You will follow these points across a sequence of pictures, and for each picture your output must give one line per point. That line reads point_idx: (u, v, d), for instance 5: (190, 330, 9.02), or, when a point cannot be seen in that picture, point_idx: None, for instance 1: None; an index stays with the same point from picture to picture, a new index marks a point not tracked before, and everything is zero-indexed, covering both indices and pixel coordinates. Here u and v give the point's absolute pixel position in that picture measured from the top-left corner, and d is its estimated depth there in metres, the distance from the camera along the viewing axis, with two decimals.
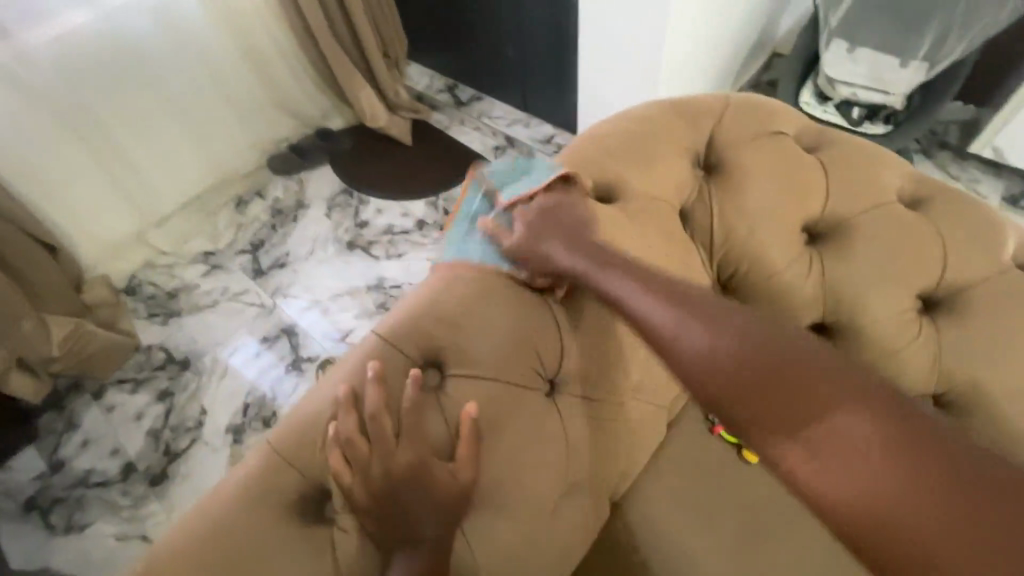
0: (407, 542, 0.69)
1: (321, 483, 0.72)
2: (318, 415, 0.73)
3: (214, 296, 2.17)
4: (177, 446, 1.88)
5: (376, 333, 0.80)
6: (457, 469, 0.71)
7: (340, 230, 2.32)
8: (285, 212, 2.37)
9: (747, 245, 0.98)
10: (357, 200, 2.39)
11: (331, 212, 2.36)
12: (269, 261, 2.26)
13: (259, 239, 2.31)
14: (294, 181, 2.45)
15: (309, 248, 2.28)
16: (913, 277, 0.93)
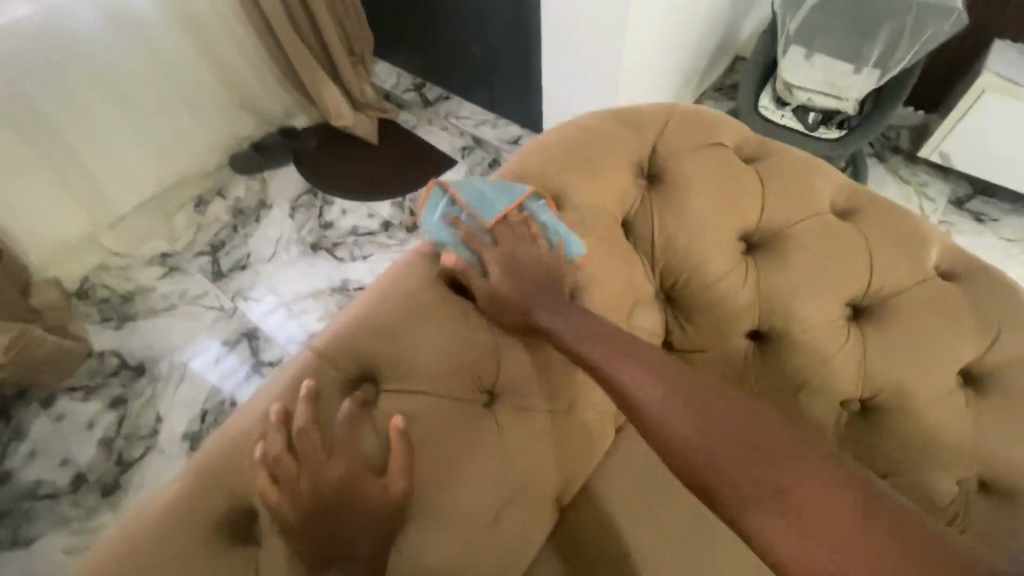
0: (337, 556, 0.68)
1: (245, 503, 0.71)
2: (248, 432, 0.73)
3: (171, 300, 2.11)
4: (130, 455, 1.82)
5: (310, 349, 0.79)
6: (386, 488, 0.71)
7: (303, 232, 2.28)
8: (246, 213, 2.32)
9: (686, 254, 1.00)
10: (320, 200, 2.34)
11: (294, 213, 2.32)
12: (228, 263, 2.20)
13: (219, 240, 2.25)
14: (257, 180, 2.40)
15: (272, 249, 2.24)
16: (842, 285, 0.96)
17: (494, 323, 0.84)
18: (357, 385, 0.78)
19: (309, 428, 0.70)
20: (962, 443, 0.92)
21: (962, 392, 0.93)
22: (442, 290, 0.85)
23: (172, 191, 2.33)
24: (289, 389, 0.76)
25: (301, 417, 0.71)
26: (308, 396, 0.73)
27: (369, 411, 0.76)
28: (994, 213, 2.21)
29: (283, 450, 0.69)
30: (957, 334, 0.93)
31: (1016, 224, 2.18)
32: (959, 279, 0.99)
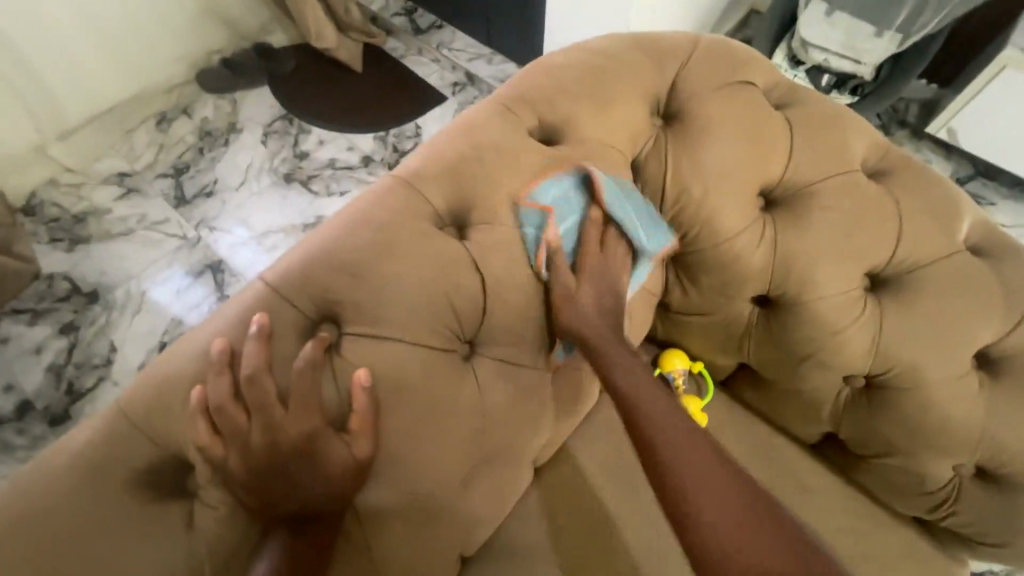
0: (283, 517, 0.60)
1: (177, 455, 0.61)
2: (185, 374, 0.62)
3: (129, 226, 1.82)
4: (82, 384, 1.62)
5: (262, 282, 0.67)
6: (348, 450, 0.63)
7: (276, 159, 2.00)
8: (214, 135, 2.00)
9: (700, 206, 0.89)
10: (296, 128, 2.05)
11: (267, 138, 2.02)
12: (193, 189, 1.91)
13: (185, 162, 1.95)
14: (227, 102, 2.07)
15: (241, 176, 1.95)
16: (865, 252, 0.88)
17: (481, 267, 0.73)
18: (317, 326, 0.67)
19: (259, 373, 0.60)
20: (967, 429, 0.87)
21: (977, 376, 0.88)
22: (424, 223, 0.73)
23: (135, 102, 1.99)
24: (234, 326, 0.64)
25: (250, 360, 0.61)
26: (261, 337, 0.62)
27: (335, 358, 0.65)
28: (991, 197, 2.14)
29: (227, 399, 0.59)
30: (981, 314, 0.86)
31: (1009, 211, 2.12)
32: (987, 255, 0.91)
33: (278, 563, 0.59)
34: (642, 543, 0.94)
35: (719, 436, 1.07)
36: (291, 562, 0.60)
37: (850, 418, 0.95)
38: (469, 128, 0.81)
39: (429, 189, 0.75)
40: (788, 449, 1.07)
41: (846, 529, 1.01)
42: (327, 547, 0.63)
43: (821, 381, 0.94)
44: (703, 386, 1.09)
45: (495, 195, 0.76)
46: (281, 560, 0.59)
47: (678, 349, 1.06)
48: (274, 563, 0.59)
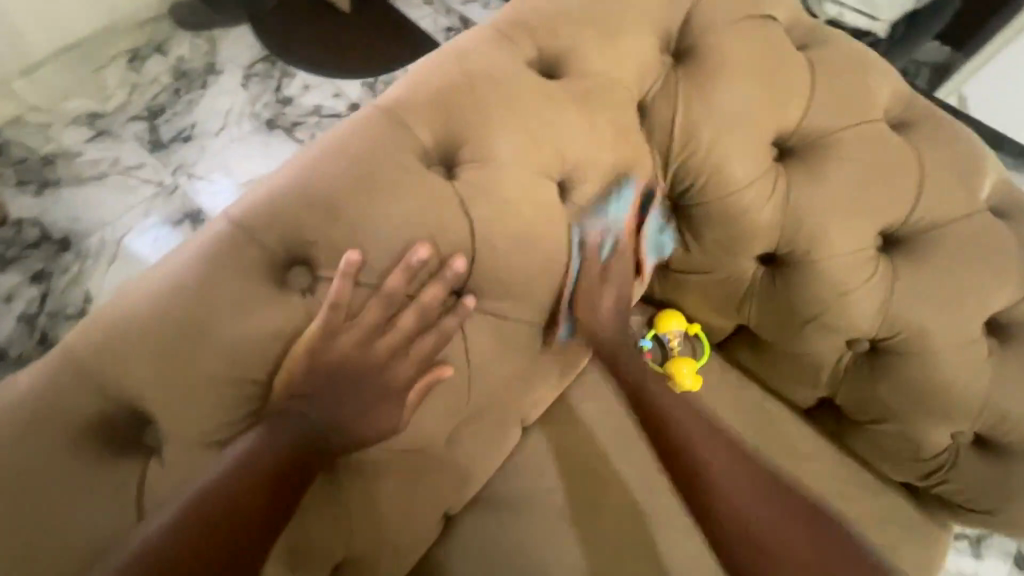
0: (267, 428, 0.57)
1: (127, 405, 0.54)
2: (134, 321, 0.55)
3: (103, 170, 1.44)
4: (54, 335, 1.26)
5: (226, 219, 0.59)
6: (336, 399, 0.60)
7: (257, 104, 1.60)
8: (191, 75, 1.58)
9: (709, 155, 0.82)
10: (280, 70, 1.64)
11: (248, 80, 1.61)
12: (170, 133, 1.51)
13: (158, 104, 1.53)
14: (204, 40, 1.62)
15: (220, 122, 1.55)
16: (882, 210, 0.83)
17: (471, 211, 0.66)
18: (286, 271, 0.59)
19: (251, 304, 0.57)
20: (969, 395, 0.85)
21: (986, 343, 0.85)
22: (408, 159, 0.65)
23: (100, 36, 1.54)
24: (192, 268, 0.57)
25: (227, 297, 0.56)
26: (350, 275, 0.58)
27: (364, 296, 0.60)
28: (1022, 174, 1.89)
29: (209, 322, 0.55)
30: (995, 278, 0.82)
31: None
32: (1007, 217, 0.87)
33: (245, 467, 0.55)
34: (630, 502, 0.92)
35: (712, 399, 1.03)
36: (259, 460, 0.56)
37: (850, 383, 0.92)
38: (461, 55, 0.72)
39: (416, 121, 0.67)
40: (781, 414, 1.04)
41: (834, 494, 1.00)
42: (305, 477, 0.59)
43: (824, 344, 0.90)
44: (698, 348, 1.05)
45: (489, 132, 0.69)
46: (250, 465, 0.55)
47: (676, 309, 1.01)
48: (239, 464, 0.55)
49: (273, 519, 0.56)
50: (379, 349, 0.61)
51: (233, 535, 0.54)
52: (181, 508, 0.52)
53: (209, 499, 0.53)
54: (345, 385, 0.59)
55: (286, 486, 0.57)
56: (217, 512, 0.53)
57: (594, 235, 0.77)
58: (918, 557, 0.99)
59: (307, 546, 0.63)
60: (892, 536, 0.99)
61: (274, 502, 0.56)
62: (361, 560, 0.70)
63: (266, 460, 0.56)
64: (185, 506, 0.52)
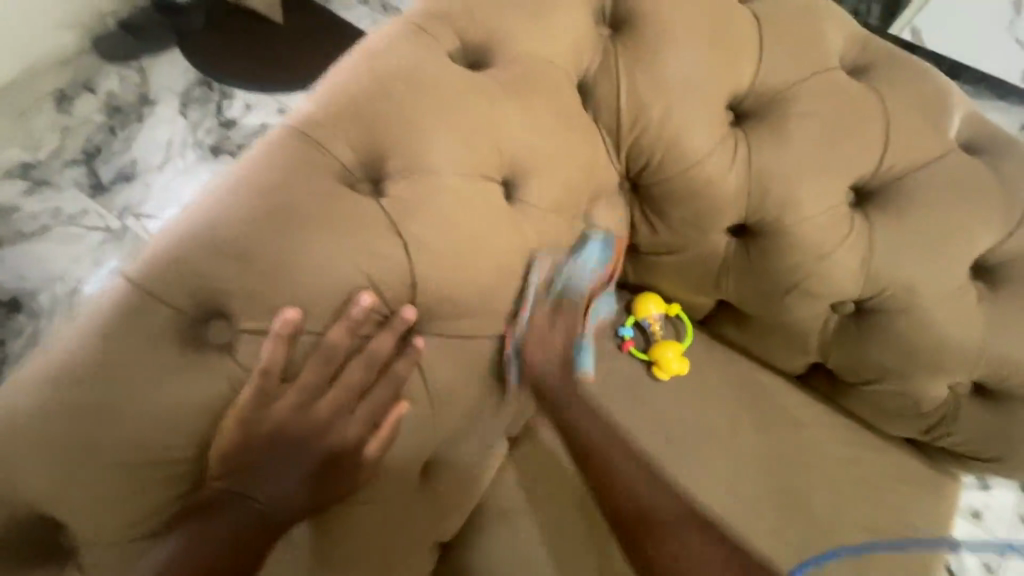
0: (200, 523, 0.50)
1: (33, 509, 0.48)
2: (22, 415, 0.47)
3: (43, 223, 1.13)
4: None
5: (122, 279, 0.51)
6: (280, 471, 0.53)
7: (200, 131, 1.34)
8: (123, 109, 1.31)
9: (661, 129, 0.77)
10: (219, 91, 1.38)
11: (187, 107, 1.35)
12: (110, 175, 1.25)
13: (94, 144, 1.26)
14: (131, 69, 1.35)
15: (165, 155, 1.29)
16: (850, 163, 0.78)
17: (406, 229, 0.59)
18: (204, 326, 0.52)
19: (160, 373, 0.49)
20: (963, 345, 0.81)
21: (975, 288, 0.81)
22: (326, 180, 0.58)
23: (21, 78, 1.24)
24: (84, 347, 0.48)
25: (130, 369, 0.49)
26: (286, 336, 0.51)
27: (305, 347, 0.54)
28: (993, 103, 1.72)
29: (110, 402, 0.48)
30: (976, 219, 0.78)
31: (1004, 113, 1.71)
32: (980, 151, 0.82)
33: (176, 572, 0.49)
34: None
35: (701, 380, 0.98)
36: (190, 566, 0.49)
37: (841, 347, 0.88)
38: (377, 56, 0.65)
39: (332, 138, 0.60)
40: (773, 384, 1.00)
41: (837, 458, 0.97)
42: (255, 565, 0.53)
43: (808, 311, 0.85)
44: (680, 329, 1.00)
45: (415, 137, 0.62)
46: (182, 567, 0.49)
47: (652, 292, 0.96)
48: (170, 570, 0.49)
49: None
50: (322, 407, 0.54)
51: None
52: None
53: None
54: (287, 454, 0.53)
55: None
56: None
57: (545, 231, 0.72)
58: (930, 509, 0.96)
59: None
60: (900, 491, 0.96)
61: None
62: None
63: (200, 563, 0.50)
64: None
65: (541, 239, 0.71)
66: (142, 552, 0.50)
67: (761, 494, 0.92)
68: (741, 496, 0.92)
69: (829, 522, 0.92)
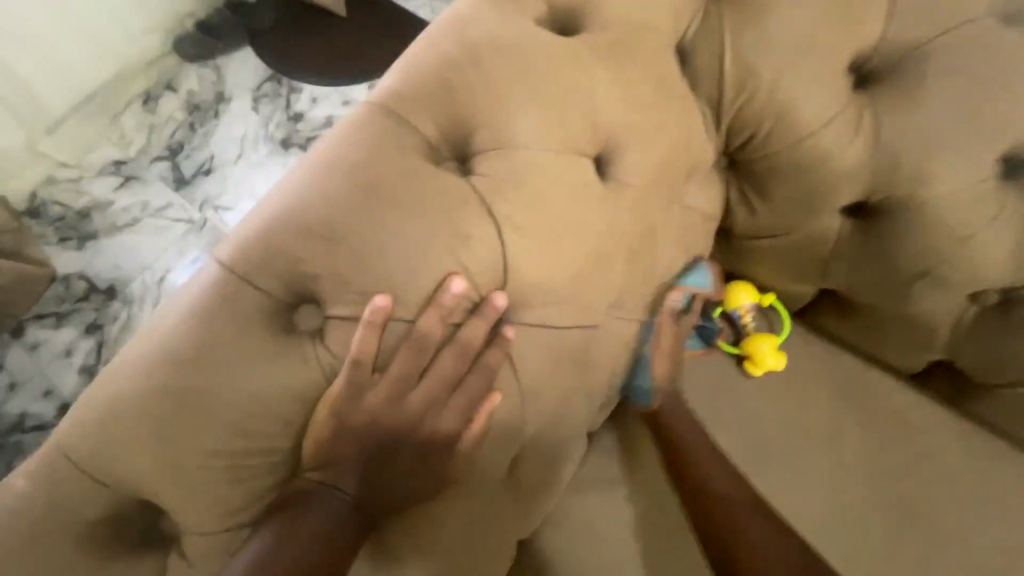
0: (287, 522, 0.48)
1: (134, 495, 0.48)
2: (123, 400, 0.46)
3: (134, 215, 1.21)
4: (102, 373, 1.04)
5: (216, 263, 0.50)
6: (370, 463, 0.51)
7: (269, 125, 1.33)
8: (203, 108, 1.34)
9: (772, 95, 0.68)
10: (288, 85, 1.36)
11: (257, 103, 1.34)
12: (191, 168, 1.29)
13: (176, 141, 1.31)
14: (208, 67, 1.36)
15: (238, 150, 1.30)
16: (1002, 129, 0.67)
17: (497, 210, 0.55)
18: (295, 311, 0.50)
19: (257, 358, 0.48)
20: None
21: None
22: (414, 157, 0.54)
23: (115, 85, 1.30)
24: (180, 333, 0.47)
25: (226, 355, 0.47)
26: (377, 324, 0.48)
27: (396, 335, 0.50)
28: None
29: (209, 388, 0.47)
30: None
31: None
32: None
33: (264, 575, 0.46)
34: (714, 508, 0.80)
35: (801, 378, 0.89)
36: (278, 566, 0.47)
37: (976, 343, 0.77)
38: (463, 25, 0.60)
39: (419, 113, 0.56)
40: (886, 385, 0.89)
41: (966, 471, 0.83)
42: (345, 566, 0.50)
43: (938, 301, 0.75)
44: (775, 321, 0.91)
45: (504, 110, 0.58)
46: (269, 568, 0.47)
47: (743, 280, 0.86)
48: (257, 573, 0.46)
49: None
50: (414, 400, 0.51)
51: None
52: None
53: None
54: (379, 447, 0.51)
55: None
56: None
57: (638, 211, 0.66)
58: None
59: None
60: None
61: None
62: None
63: (288, 565, 0.47)
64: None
65: (634, 219, 0.66)
66: (233, 550, 0.48)
67: (875, 506, 0.81)
68: (850, 509, 0.81)
69: (959, 542, 0.79)
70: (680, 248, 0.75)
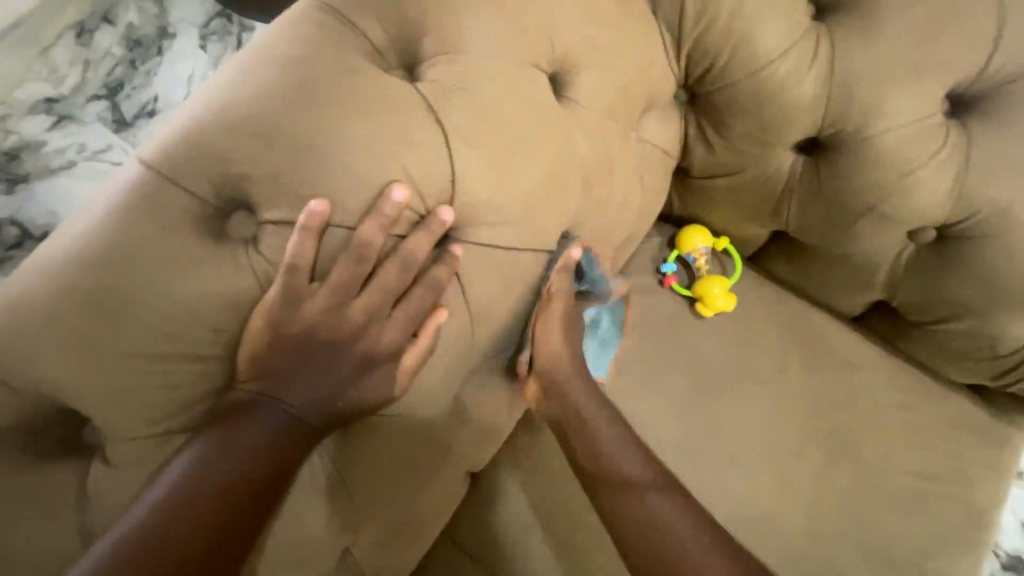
0: (225, 432, 0.47)
1: (58, 405, 0.45)
2: (39, 301, 0.43)
3: (70, 158, 0.99)
4: None
5: (140, 163, 0.46)
6: (313, 375, 0.50)
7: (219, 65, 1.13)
8: (146, 43, 1.12)
9: (731, 21, 0.67)
10: (239, 22, 1.17)
11: (207, 42, 1.15)
12: (134, 110, 1.07)
13: (115, 78, 1.09)
14: None
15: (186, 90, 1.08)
16: (950, 65, 0.68)
17: (445, 119, 0.53)
18: (227, 217, 0.48)
19: (184, 261, 0.45)
20: None
21: None
22: (355, 58, 0.51)
23: None
24: (100, 233, 0.44)
25: (152, 258, 0.44)
26: (314, 229, 0.46)
27: (335, 244, 0.48)
28: None
29: (133, 290, 0.44)
30: None
31: None
32: None
33: (201, 483, 0.45)
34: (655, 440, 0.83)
35: (749, 318, 0.91)
36: (217, 474, 0.46)
37: (913, 281, 0.80)
38: None
39: (365, 15, 0.53)
40: (829, 326, 0.92)
41: (892, 404, 0.88)
42: (288, 479, 0.49)
43: (879, 239, 0.77)
44: (728, 265, 0.92)
45: (456, 15, 0.54)
46: (207, 476, 0.45)
47: (698, 226, 0.88)
48: (195, 480, 0.45)
49: (252, 532, 0.47)
50: (354, 311, 0.50)
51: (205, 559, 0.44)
52: (130, 533, 0.43)
53: (170, 518, 0.44)
54: (322, 357, 0.50)
55: (267, 497, 0.48)
56: (186, 550, 0.44)
57: (595, 136, 0.65)
58: (1005, 467, 0.87)
59: (301, 550, 0.56)
60: (971, 447, 0.87)
61: (251, 521, 0.47)
62: (382, 538, 0.63)
63: (227, 474, 0.46)
64: (135, 542, 0.42)
65: (590, 144, 0.64)
66: (168, 457, 0.47)
67: (809, 437, 0.86)
68: (786, 440, 0.85)
69: (881, 467, 0.84)
70: (637, 181, 0.75)
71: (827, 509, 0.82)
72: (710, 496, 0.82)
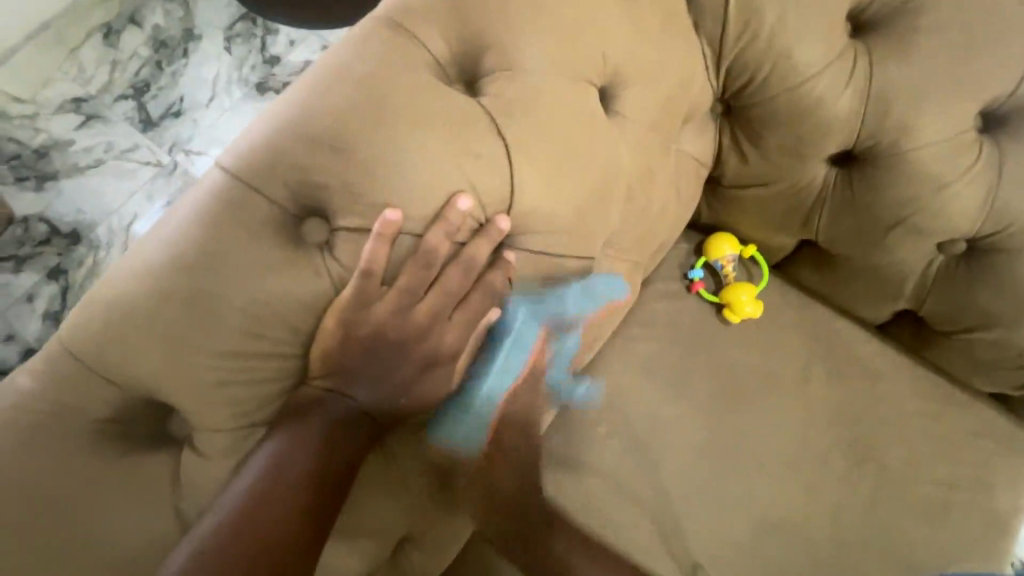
0: (300, 426, 0.50)
1: (147, 397, 0.49)
2: (134, 299, 0.46)
3: (97, 156, 1.13)
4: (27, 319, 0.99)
5: (221, 170, 0.49)
6: (379, 372, 0.53)
7: (243, 67, 1.23)
8: (171, 45, 1.23)
9: (772, 37, 0.69)
10: (263, 25, 1.26)
11: (230, 44, 1.24)
12: (158, 109, 1.18)
13: (141, 79, 1.19)
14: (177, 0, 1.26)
15: (208, 90, 1.20)
16: (985, 82, 0.70)
17: (503, 131, 0.55)
18: (303, 224, 0.50)
19: (265, 265, 0.48)
20: None
21: None
22: (420, 73, 0.54)
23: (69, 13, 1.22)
24: (189, 237, 0.47)
25: (235, 261, 0.47)
26: (387, 236, 0.49)
27: (405, 250, 0.51)
28: None
29: (219, 291, 0.47)
30: None
31: None
32: None
33: (282, 472, 0.49)
34: (683, 442, 0.86)
35: (776, 325, 0.93)
36: (296, 464, 0.50)
37: (942, 291, 0.82)
38: None
39: (428, 32, 0.56)
40: (855, 334, 0.93)
41: (916, 411, 0.90)
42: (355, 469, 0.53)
43: (910, 249, 0.79)
44: (756, 272, 0.94)
45: (513, 32, 0.57)
46: (287, 466, 0.50)
47: (726, 232, 0.90)
48: (276, 470, 0.49)
49: (328, 516, 0.51)
50: (419, 314, 0.52)
51: (291, 540, 0.49)
52: (226, 520, 0.48)
53: (259, 505, 0.48)
54: (387, 356, 0.52)
55: (339, 485, 0.52)
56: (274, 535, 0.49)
57: (639, 148, 0.67)
58: None
59: (351, 543, 0.60)
60: (995, 454, 0.88)
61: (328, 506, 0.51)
62: (428, 530, 0.66)
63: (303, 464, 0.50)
64: (232, 527, 0.47)
65: (633, 155, 0.67)
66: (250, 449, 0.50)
67: (833, 443, 0.87)
68: (811, 444, 0.87)
69: (904, 474, 0.86)
70: (674, 191, 0.77)
71: (851, 512, 0.84)
72: (736, 497, 0.84)
